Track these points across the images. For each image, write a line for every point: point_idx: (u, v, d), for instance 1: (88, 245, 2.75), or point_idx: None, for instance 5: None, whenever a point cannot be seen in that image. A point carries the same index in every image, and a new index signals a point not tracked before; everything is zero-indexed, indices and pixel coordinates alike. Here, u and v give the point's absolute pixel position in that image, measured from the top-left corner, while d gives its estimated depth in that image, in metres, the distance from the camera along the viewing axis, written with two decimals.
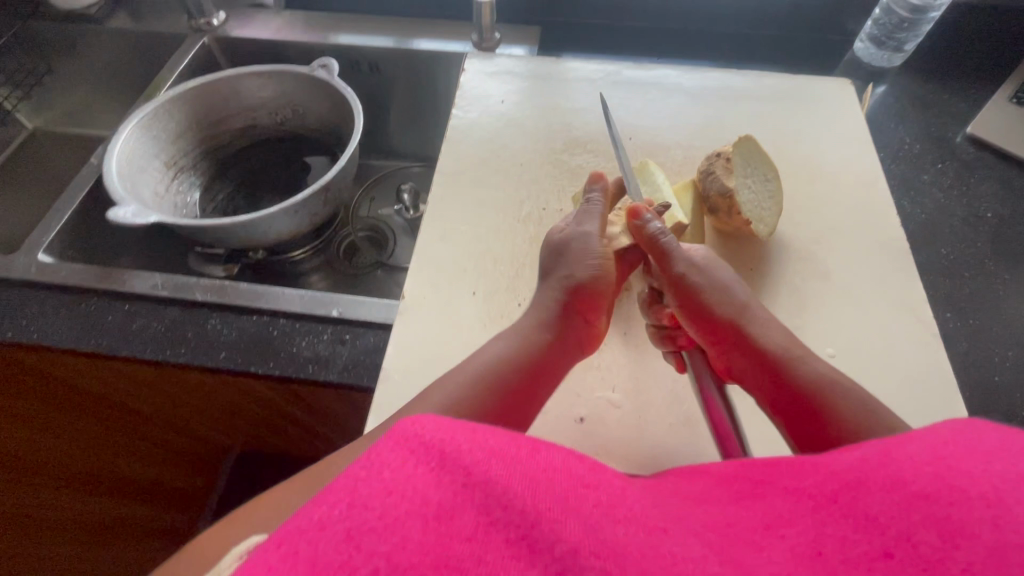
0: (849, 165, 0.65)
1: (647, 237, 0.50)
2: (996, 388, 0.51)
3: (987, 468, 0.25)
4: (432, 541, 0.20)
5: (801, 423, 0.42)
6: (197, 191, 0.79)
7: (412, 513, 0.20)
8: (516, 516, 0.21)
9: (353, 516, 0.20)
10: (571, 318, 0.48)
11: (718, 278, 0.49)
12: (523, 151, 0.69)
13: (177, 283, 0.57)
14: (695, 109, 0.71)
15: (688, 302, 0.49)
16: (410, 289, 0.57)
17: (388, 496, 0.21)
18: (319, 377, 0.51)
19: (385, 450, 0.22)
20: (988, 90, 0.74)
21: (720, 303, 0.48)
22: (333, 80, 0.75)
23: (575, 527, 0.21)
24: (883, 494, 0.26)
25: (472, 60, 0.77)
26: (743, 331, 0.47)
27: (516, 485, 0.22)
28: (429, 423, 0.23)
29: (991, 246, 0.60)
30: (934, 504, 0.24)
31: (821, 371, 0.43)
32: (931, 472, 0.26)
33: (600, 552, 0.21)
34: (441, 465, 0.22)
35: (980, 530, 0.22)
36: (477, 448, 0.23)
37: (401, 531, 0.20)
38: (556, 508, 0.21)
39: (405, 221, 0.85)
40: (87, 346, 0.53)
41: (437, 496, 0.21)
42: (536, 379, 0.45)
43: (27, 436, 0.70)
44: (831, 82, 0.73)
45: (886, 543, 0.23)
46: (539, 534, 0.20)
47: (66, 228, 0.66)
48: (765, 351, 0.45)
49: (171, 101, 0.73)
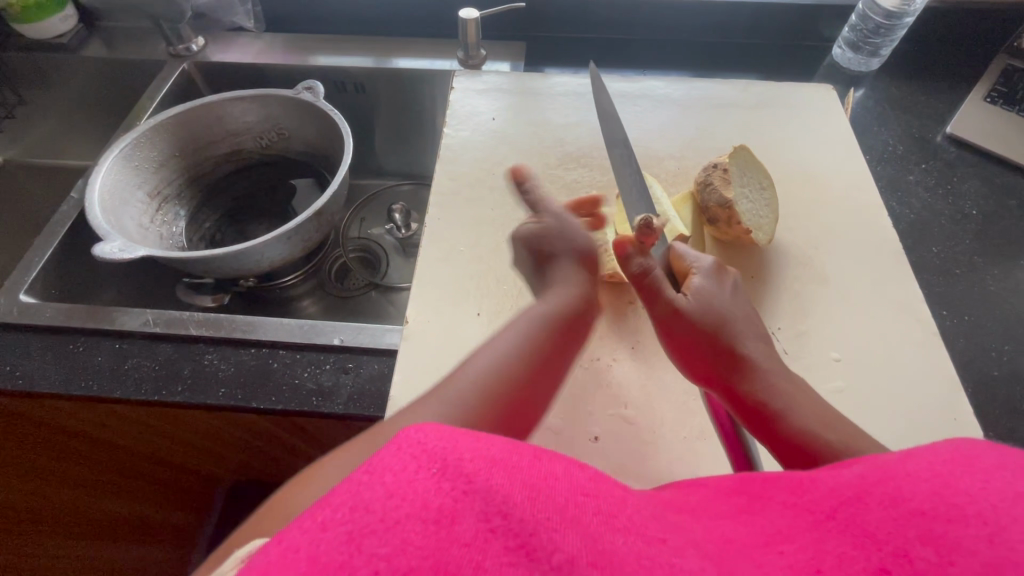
0: (837, 169, 0.66)
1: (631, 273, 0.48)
2: (994, 382, 0.52)
3: (984, 485, 0.23)
4: (432, 546, 0.17)
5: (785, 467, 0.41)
6: (183, 220, 0.77)
7: (412, 516, 0.18)
8: (516, 524, 0.18)
9: (356, 518, 0.18)
10: (592, 284, 0.50)
11: (715, 312, 0.47)
12: (518, 168, 0.69)
13: (170, 318, 0.55)
14: (685, 119, 0.72)
15: (681, 337, 0.47)
16: (412, 312, 0.56)
17: (389, 499, 0.18)
18: (324, 409, 0.49)
19: (388, 456, 0.20)
20: (963, 90, 0.77)
21: (715, 338, 0.46)
22: (318, 102, 0.74)
23: (575, 538, 0.19)
24: (881, 510, 0.24)
25: (460, 78, 0.77)
26: (732, 368, 0.45)
27: (518, 493, 0.19)
28: (432, 430, 0.21)
29: (978, 243, 0.62)
30: (932, 521, 0.23)
31: (805, 426, 0.41)
32: (928, 487, 0.24)
33: (598, 562, 0.19)
34: (442, 471, 0.19)
35: (977, 547, 0.21)
36: (479, 457, 0.20)
37: (401, 534, 0.18)
38: (556, 517, 0.19)
39: (397, 240, 0.84)
40: (76, 390, 0.51)
41: (436, 501, 0.18)
42: (563, 354, 0.45)
43: (15, 483, 0.67)
44: (812, 88, 0.75)
45: (884, 560, 0.22)
46: (538, 543, 0.18)
47: (48, 266, 0.64)
48: (756, 394, 0.44)
49: (152, 130, 0.71)
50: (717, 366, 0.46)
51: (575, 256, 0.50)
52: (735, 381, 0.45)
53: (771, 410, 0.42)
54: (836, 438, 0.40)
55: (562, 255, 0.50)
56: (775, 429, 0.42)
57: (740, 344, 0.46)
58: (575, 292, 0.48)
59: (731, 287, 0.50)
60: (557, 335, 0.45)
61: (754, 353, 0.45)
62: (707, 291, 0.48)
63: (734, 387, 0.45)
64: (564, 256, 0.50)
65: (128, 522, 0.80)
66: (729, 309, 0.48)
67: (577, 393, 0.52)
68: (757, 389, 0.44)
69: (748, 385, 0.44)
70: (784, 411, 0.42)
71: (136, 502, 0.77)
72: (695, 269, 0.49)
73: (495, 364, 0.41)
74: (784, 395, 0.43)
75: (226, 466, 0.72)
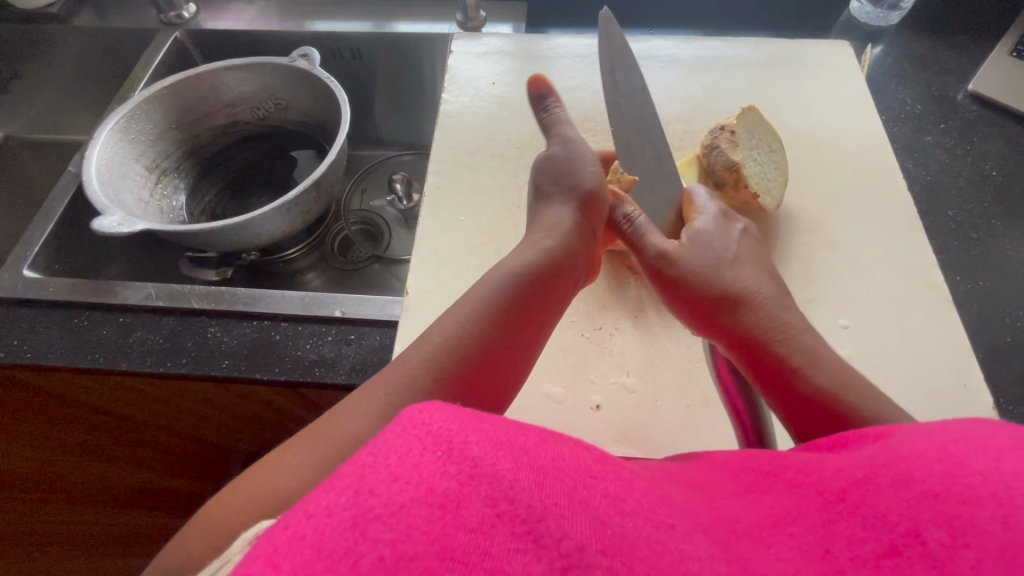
0: (852, 131, 0.64)
1: (615, 224, 0.51)
2: (1007, 349, 0.51)
3: (997, 465, 0.23)
4: (439, 531, 0.17)
5: (794, 418, 0.40)
6: (183, 194, 0.76)
7: (416, 500, 0.17)
8: (522, 510, 0.18)
9: (360, 502, 0.17)
10: (586, 228, 0.49)
11: (711, 261, 0.48)
12: (519, 134, 0.67)
13: (172, 292, 0.55)
14: (691, 80, 0.69)
15: (672, 284, 0.48)
16: (413, 283, 0.56)
17: (395, 482, 0.18)
18: (327, 379, 0.50)
19: (393, 438, 0.20)
20: (988, 44, 0.73)
21: (712, 284, 0.46)
22: (315, 70, 0.72)
23: (584, 523, 0.19)
24: (892, 492, 0.24)
25: (459, 41, 0.75)
26: (733, 318, 0.45)
27: (523, 479, 0.19)
28: (437, 411, 0.21)
29: (997, 205, 0.59)
30: (945, 502, 0.22)
31: (822, 385, 0.39)
32: (940, 468, 0.24)
33: (608, 549, 0.18)
34: (448, 455, 0.19)
35: (992, 528, 0.21)
36: (486, 440, 0.20)
37: (405, 518, 0.17)
38: (564, 502, 0.19)
39: (399, 212, 0.83)
40: (84, 363, 0.52)
41: (442, 485, 0.18)
42: (536, 311, 0.43)
43: (30, 450, 0.69)
44: (827, 45, 0.71)
45: (895, 541, 0.22)
46: (545, 529, 0.18)
47: (49, 241, 0.64)
48: (763, 344, 0.43)
49: (147, 101, 0.70)
50: (720, 313, 0.45)
51: (572, 193, 0.50)
52: (737, 329, 0.44)
53: (780, 362, 0.41)
54: (859, 398, 0.38)
55: (558, 191, 0.51)
56: (786, 382, 0.41)
57: (749, 291, 0.46)
58: (558, 243, 0.47)
59: (737, 233, 0.50)
60: (530, 286, 0.43)
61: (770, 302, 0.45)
62: (701, 228, 0.49)
63: (743, 332, 0.44)
64: (556, 193, 0.51)
65: (140, 490, 0.82)
66: (729, 257, 0.48)
67: (580, 362, 0.52)
68: (769, 339, 0.42)
69: (757, 335, 0.43)
70: (802, 367, 0.40)
71: (146, 470, 0.78)
72: (700, 215, 0.50)
73: (460, 328, 0.40)
74: (800, 350, 0.41)
75: (234, 436, 0.73)
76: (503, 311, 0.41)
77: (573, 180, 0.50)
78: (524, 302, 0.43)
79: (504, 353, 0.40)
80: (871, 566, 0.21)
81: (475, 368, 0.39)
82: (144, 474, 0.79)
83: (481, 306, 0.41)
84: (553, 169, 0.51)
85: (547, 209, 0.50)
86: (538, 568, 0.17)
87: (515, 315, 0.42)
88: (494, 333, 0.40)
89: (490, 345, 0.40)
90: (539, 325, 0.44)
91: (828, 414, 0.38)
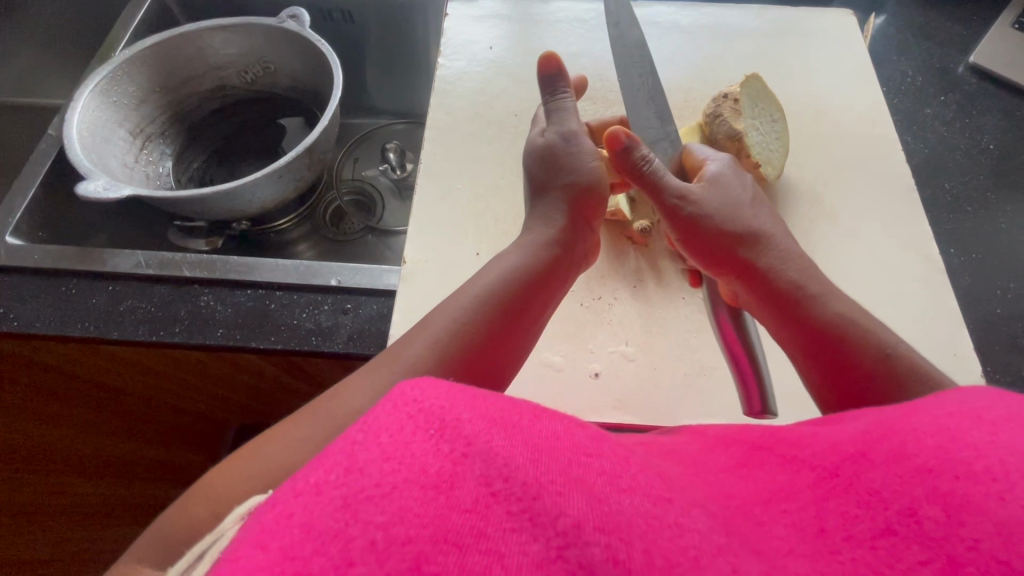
0: (852, 103, 0.64)
1: (631, 165, 0.45)
2: (998, 319, 0.51)
3: (992, 439, 0.23)
4: (431, 513, 0.17)
5: (809, 363, 0.41)
6: (169, 160, 0.74)
7: (409, 481, 0.18)
8: (518, 488, 0.18)
9: (349, 483, 0.17)
10: (580, 226, 0.47)
11: (725, 200, 0.46)
12: (518, 100, 0.66)
13: (163, 259, 0.54)
14: (692, 48, 0.68)
15: (690, 228, 0.46)
16: (410, 253, 0.56)
17: (386, 462, 0.18)
18: (323, 348, 0.49)
19: (384, 415, 0.20)
20: (989, 16, 0.72)
21: (727, 224, 0.45)
22: (305, 31, 0.69)
23: (581, 500, 0.18)
24: (885, 467, 0.24)
25: (455, 4, 0.73)
26: (751, 261, 0.44)
27: (518, 456, 0.19)
28: (428, 386, 0.20)
29: (992, 178, 0.59)
30: (938, 478, 0.22)
31: (838, 310, 0.40)
32: (934, 443, 0.24)
33: (605, 526, 0.18)
34: (441, 433, 0.19)
35: (987, 506, 0.21)
36: (479, 417, 0.20)
37: (398, 500, 0.17)
38: (560, 479, 0.19)
39: (391, 181, 0.82)
40: (74, 331, 0.51)
41: (435, 465, 0.18)
42: (527, 311, 0.42)
43: (18, 426, 0.67)
44: (830, 14, 0.70)
45: (889, 520, 0.22)
46: (541, 508, 0.18)
47: (32, 207, 0.62)
48: (778, 284, 0.42)
49: (129, 62, 0.67)
50: (744, 248, 0.44)
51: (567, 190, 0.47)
52: (761, 270, 0.43)
53: (800, 292, 0.42)
54: (869, 327, 0.39)
55: (552, 187, 0.48)
56: (804, 311, 0.41)
57: (766, 227, 0.46)
58: (559, 235, 0.46)
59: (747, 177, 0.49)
60: (529, 284, 0.43)
61: (782, 245, 0.45)
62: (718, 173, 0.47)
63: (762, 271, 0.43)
64: (552, 185, 0.48)
65: (132, 460, 0.82)
66: (745, 197, 0.47)
67: (579, 331, 0.52)
68: (784, 268, 0.43)
69: (770, 277, 0.43)
70: (818, 294, 0.41)
71: (140, 440, 0.78)
72: (710, 160, 0.48)
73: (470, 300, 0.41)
74: (815, 280, 0.42)
75: (228, 406, 0.74)
76: (498, 301, 0.41)
77: (570, 179, 0.47)
78: (528, 296, 0.42)
79: (529, 327, 0.42)
80: (864, 548, 0.22)
81: (470, 357, 0.38)
82: (136, 444, 0.79)
83: (485, 295, 0.41)
84: (547, 158, 0.48)
85: (540, 204, 0.48)
86: (534, 548, 0.17)
87: (546, 275, 0.44)
88: (496, 321, 0.40)
89: (491, 331, 0.40)
90: (562, 281, 0.46)
91: (841, 339, 0.39)
